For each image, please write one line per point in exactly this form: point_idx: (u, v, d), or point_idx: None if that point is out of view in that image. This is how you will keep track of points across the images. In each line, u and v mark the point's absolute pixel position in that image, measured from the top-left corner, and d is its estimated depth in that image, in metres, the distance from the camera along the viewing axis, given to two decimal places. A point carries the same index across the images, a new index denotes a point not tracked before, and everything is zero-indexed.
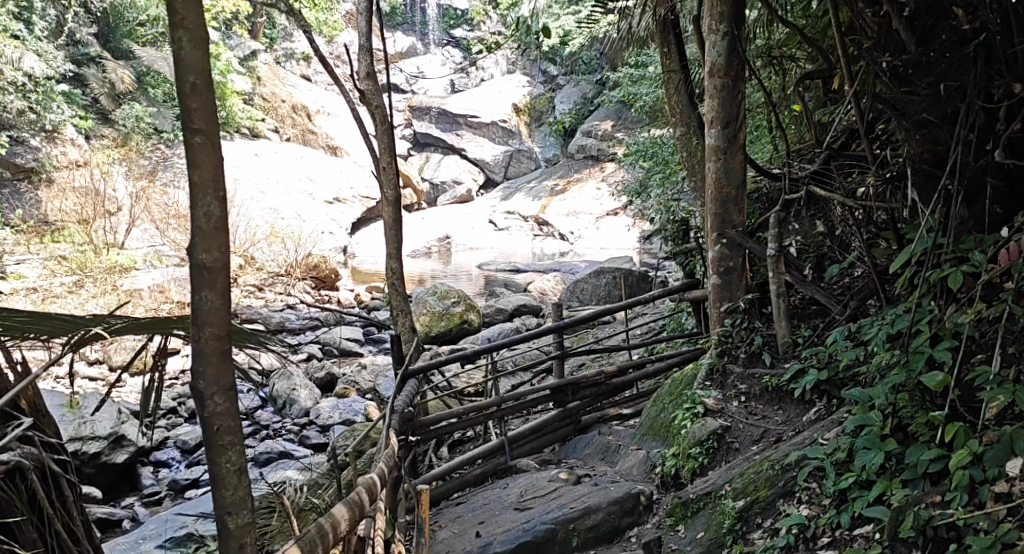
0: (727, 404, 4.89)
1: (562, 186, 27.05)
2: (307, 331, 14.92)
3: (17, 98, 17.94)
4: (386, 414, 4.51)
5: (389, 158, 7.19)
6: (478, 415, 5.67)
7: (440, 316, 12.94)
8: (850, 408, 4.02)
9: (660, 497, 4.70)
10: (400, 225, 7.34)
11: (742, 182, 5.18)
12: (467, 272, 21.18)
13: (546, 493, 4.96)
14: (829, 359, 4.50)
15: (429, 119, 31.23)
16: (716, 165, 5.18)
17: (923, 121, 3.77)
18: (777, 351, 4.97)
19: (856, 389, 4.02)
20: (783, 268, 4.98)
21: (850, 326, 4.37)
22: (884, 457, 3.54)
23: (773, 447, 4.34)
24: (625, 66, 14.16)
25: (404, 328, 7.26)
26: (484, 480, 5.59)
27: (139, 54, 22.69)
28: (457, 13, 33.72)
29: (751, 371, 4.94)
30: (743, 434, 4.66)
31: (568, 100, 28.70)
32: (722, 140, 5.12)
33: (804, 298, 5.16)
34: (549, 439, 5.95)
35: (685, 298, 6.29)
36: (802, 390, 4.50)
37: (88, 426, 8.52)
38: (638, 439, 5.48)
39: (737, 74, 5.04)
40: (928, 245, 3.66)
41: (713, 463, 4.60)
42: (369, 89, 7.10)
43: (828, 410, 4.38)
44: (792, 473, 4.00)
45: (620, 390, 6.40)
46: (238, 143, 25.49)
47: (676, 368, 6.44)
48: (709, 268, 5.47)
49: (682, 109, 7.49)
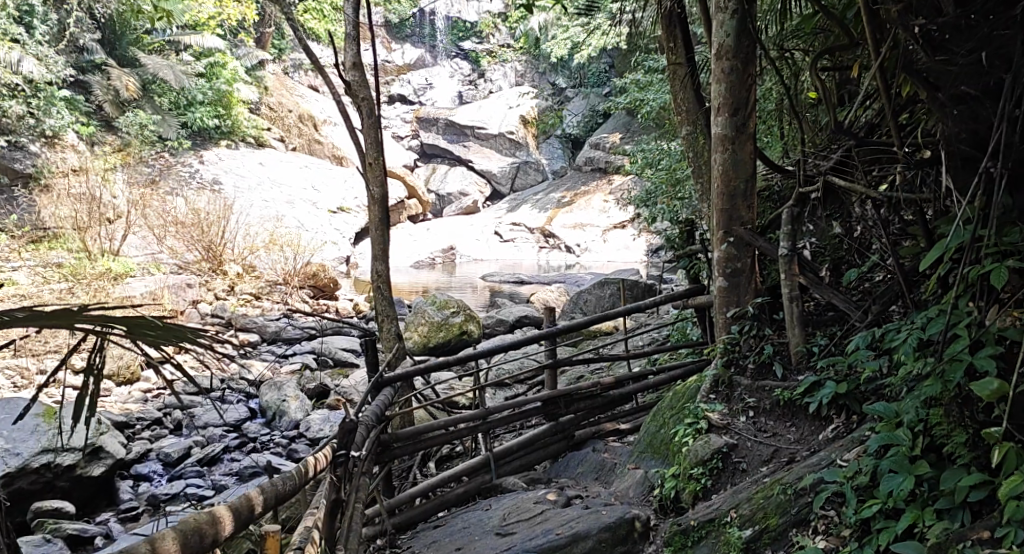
0: (735, 420, 4.40)
1: (570, 198, 26.10)
2: (303, 340, 14.60)
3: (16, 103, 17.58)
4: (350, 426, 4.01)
5: (376, 154, 6.73)
6: (462, 429, 5.20)
7: (439, 326, 12.47)
8: (873, 426, 3.55)
9: (659, 522, 4.22)
10: (387, 226, 6.90)
11: (752, 175, 4.69)
12: (472, 283, 20.72)
13: (532, 516, 4.48)
14: (849, 370, 4.02)
15: (436, 131, 30.72)
16: (722, 157, 4.69)
17: (961, 95, 3.45)
18: (790, 362, 4.48)
19: (881, 404, 3.54)
20: (798, 270, 4.50)
21: (873, 332, 3.89)
22: (915, 483, 3.11)
23: (785, 470, 3.85)
24: (632, 71, 13.75)
25: (390, 334, 6.83)
26: (468, 500, 5.13)
27: (143, 61, 22.47)
28: (466, 25, 33.17)
29: (761, 384, 4.45)
30: (751, 455, 4.17)
31: (577, 112, 28.40)
32: (729, 129, 4.65)
33: (819, 303, 4.65)
34: (540, 456, 5.47)
35: (689, 304, 5.82)
36: (817, 404, 4.01)
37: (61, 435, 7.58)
38: (636, 457, 4.99)
39: (748, 57, 4.58)
40: (967, 238, 3.23)
41: (720, 486, 4.11)
42: (354, 80, 6.65)
43: (847, 429, 3.91)
44: (807, 499, 3.53)
45: (618, 403, 5.92)
46: (243, 152, 25.05)
47: (678, 380, 5.96)
48: (714, 271, 4.97)
49: (689, 106, 6.99)
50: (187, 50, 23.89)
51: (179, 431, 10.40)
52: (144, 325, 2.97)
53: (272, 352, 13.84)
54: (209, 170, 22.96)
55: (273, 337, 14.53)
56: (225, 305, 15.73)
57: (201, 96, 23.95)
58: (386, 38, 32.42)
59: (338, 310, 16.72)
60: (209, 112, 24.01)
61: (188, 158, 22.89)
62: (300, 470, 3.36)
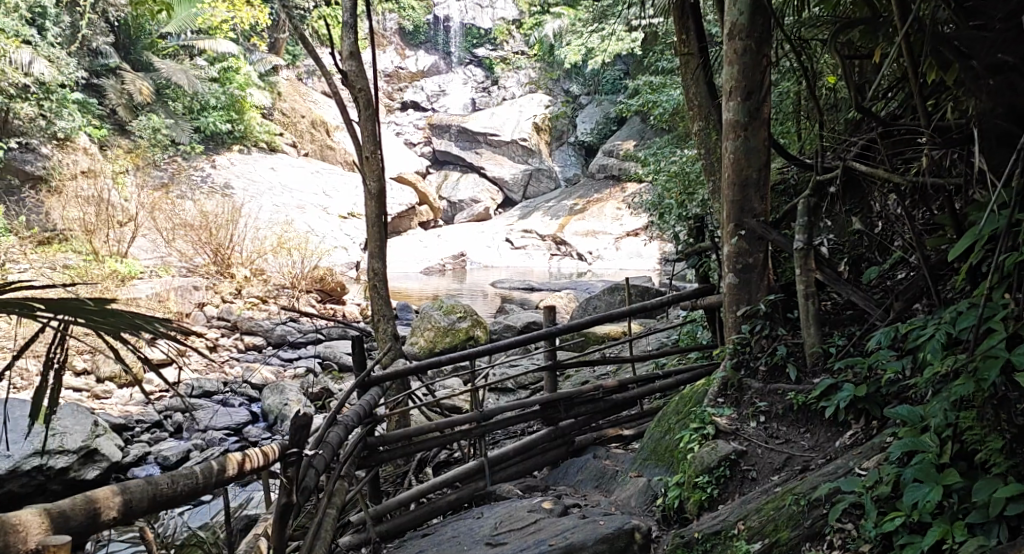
0: (745, 425, 4.08)
1: (582, 206, 25.73)
2: (309, 345, 14.32)
3: (28, 105, 17.41)
4: (323, 427, 3.69)
5: (373, 148, 6.48)
6: (455, 432, 4.92)
7: (445, 331, 12.20)
8: (896, 432, 3.25)
9: (661, 534, 3.94)
10: (382, 222, 6.64)
11: (766, 164, 4.38)
12: (482, 290, 20.44)
13: (525, 525, 4.19)
14: (869, 372, 3.72)
15: (449, 137, 30.49)
16: (735, 144, 4.38)
17: (999, 65, 3.33)
18: (804, 364, 4.16)
19: (903, 408, 3.23)
20: (815, 266, 4.17)
21: (895, 328, 3.58)
22: (942, 493, 2.81)
23: (798, 479, 3.55)
24: (645, 74, 13.45)
25: (386, 334, 6.56)
26: (459, 509, 4.85)
27: (157, 65, 22.38)
28: (480, 31, 32.97)
29: (774, 387, 4.15)
30: (763, 462, 3.86)
31: (590, 120, 28.16)
32: (742, 114, 4.34)
33: (837, 302, 4.33)
34: (538, 463, 5.19)
35: (697, 305, 5.54)
36: (834, 408, 3.69)
37: (56, 437, 7.29)
38: (639, 465, 4.72)
39: (762, 36, 4.28)
40: (1003, 220, 2.94)
41: (731, 496, 3.80)
42: (352, 70, 6.40)
43: (867, 436, 3.59)
44: (822, 511, 3.23)
45: (622, 407, 5.63)
46: (255, 156, 24.82)
47: (687, 384, 5.67)
48: (725, 267, 4.64)
49: (700, 101, 6.67)
50: (201, 54, 23.82)
51: (179, 434, 10.12)
52: (83, 307, 2.77)
53: (277, 357, 13.58)
54: (220, 174, 22.82)
55: (278, 341, 14.32)
56: (231, 307, 15.47)
57: (215, 100, 23.79)
58: (400, 45, 32.85)
59: (345, 315, 16.45)
60: (222, 117, 23.84)
61: (200, 163, 22.72)
62: (204, 472, 2.79)
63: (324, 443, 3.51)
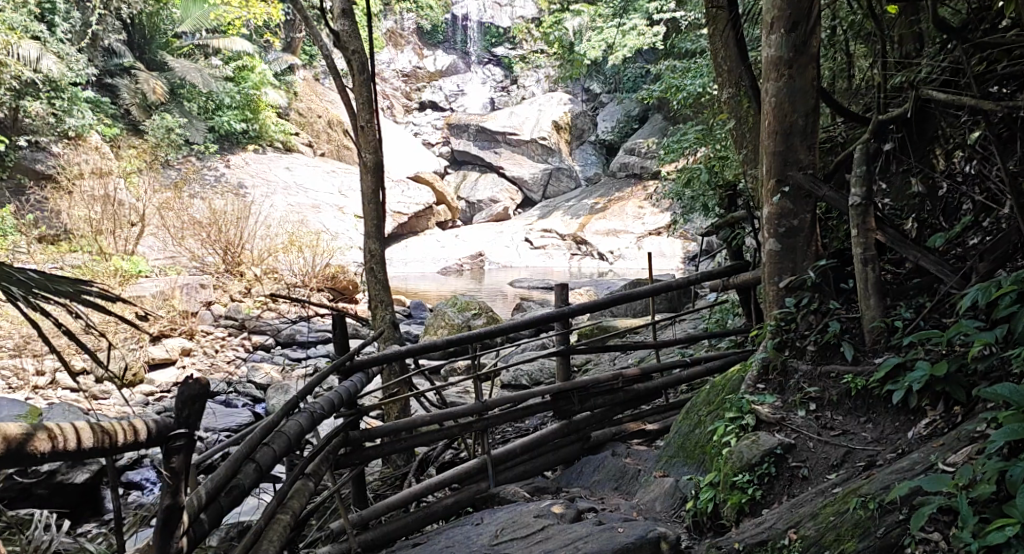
0: (793, 414, 3.44)
1: (603, 205, 24.88)
2: (318, 345, 13.59)
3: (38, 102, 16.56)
4: (277, 419, 2.97)
5: (369, 116, 5.89)
6: (454, 427, 4.32)
7: (459, 329, 11.56)
8: (993, 417, 2.61)
9: (692, 544, 3.29)
10: (380, 198, 6.03)
11: (814, 109, 3.70)
12: (501, 290, 19.76)
13: (531, 533, 3.55)
14: (948, 348, 3.08)
15: (468, 137, 29.46)
16: (777, 86, 3.70)
17: None
18: (861, 342, 3.50)
19: (1003, 387, 2.56)
20: (876, 225, 3.50)
21: (993, 285, 2.91)
22: None
23: (864, 477, 2.90)
24: (667, 59, 12.71)
25: (384, 321, 5.98)
26: (458, 513, 4.23)
27: (171, 64, 21.79)
28: (499, 30, 32.23)
29: (826, 368, 3.51)
30: (815, 458, 3.21)
31: (611, 119, 27.49)
32: (786, 49, 3.66)
33: (901, 269, 3.68)
34: (547, 462, 4.56)
35: (732, 283, 4.92)
36: (905, 391, 3.03)
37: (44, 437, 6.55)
38: (664, 463, 4.12)
39: None
40: None
41: (777, 496, 3.16)
42: (343, 30, 5.81)
43: (948, 424, 2.92)
44: (897, 518, 2.59)
45: (645, 400, 4.98)
46: (270, 156, 23.89)
47: (716, 373, 5.00)
48: (765, 233, 3.95)
49: (731, 65, 5.83)
50: (216, 54, 23.30)
51: None
52: None
53: (284, 356, 12.89)
54: (236, 174, 21.91)
55: (286, 341, 13.64)
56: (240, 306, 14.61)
57: (230, 99, 23.12)
58: (418, 44, 32.20)
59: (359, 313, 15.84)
60: (236, 116, 23.15)
61: (214, 163, 21.91)
62: None
63: (278, 433, 2.95)
